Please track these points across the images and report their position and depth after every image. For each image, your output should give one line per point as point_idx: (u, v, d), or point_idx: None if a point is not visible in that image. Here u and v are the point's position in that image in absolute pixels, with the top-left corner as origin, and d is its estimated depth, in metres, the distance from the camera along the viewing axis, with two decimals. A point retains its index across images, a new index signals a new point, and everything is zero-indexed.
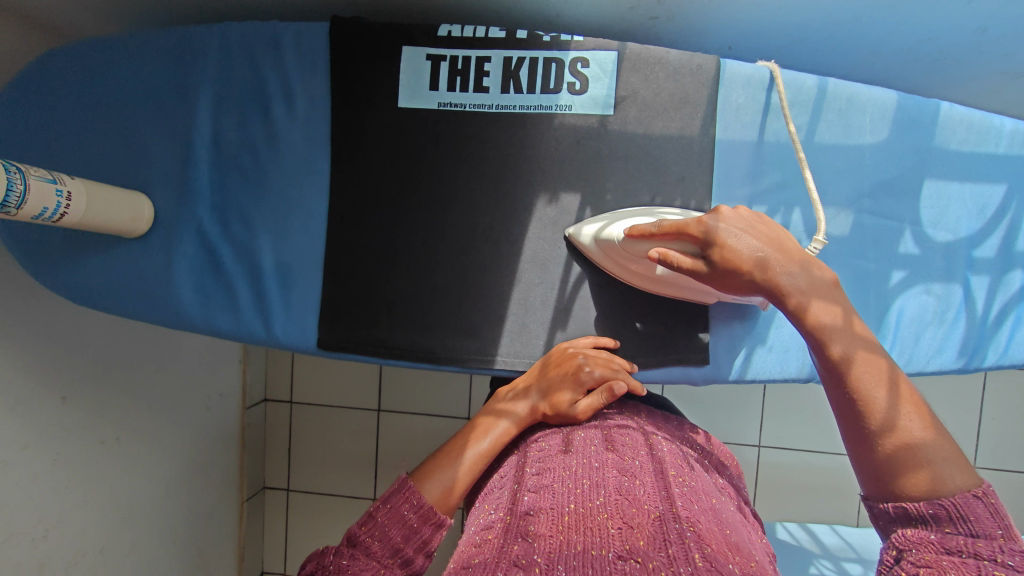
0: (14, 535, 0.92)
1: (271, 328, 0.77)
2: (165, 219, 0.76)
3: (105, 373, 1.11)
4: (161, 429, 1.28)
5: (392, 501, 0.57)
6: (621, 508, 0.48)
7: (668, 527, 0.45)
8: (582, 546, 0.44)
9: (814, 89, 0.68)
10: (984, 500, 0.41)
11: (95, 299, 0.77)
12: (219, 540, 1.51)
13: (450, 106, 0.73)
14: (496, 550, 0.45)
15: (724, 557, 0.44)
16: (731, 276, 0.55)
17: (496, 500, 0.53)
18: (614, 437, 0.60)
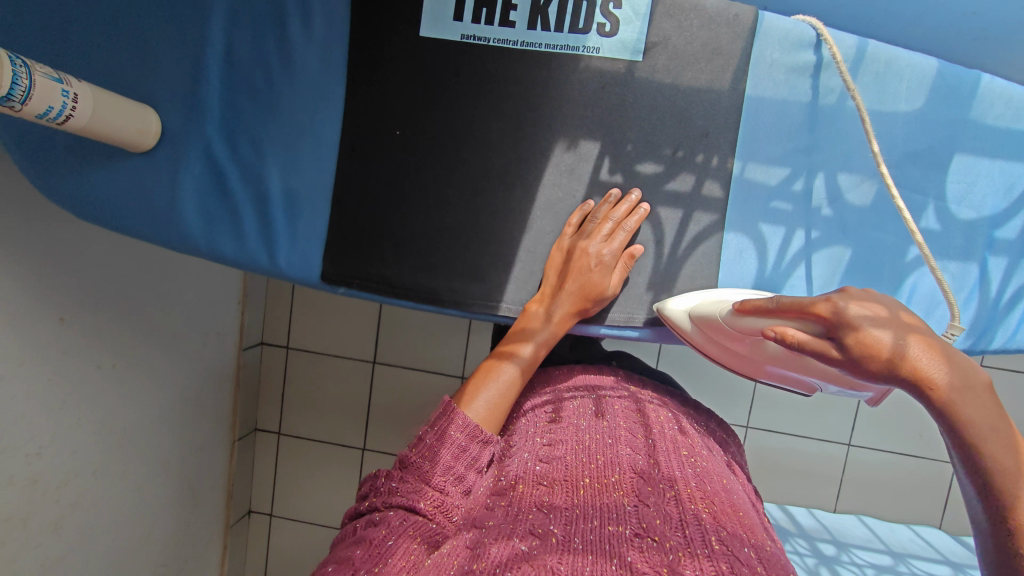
0: (9, 448, 0.93)
1: (275, 259, 0.76)
2: (172, 135, 0.74)
3: (105, 298, 1.11)
4: (158, 360, 1.28)
5: (441, 423, 0.57)
6: (637, 487, 0.52)
7: (684, 508, 0.49)
8: (599, 521, 0.48)
9: (853, 50, 0.65)
10: None
11: (98, 213, 0.76)
12: (209, 474, 1.54)
13: (473, 39, 0.70)
14: (514, 515, 0.49)
15: (740, 542, 0.46)
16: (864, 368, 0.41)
17: (509, 465, 0.57)
18: (622, 417, 0.63)
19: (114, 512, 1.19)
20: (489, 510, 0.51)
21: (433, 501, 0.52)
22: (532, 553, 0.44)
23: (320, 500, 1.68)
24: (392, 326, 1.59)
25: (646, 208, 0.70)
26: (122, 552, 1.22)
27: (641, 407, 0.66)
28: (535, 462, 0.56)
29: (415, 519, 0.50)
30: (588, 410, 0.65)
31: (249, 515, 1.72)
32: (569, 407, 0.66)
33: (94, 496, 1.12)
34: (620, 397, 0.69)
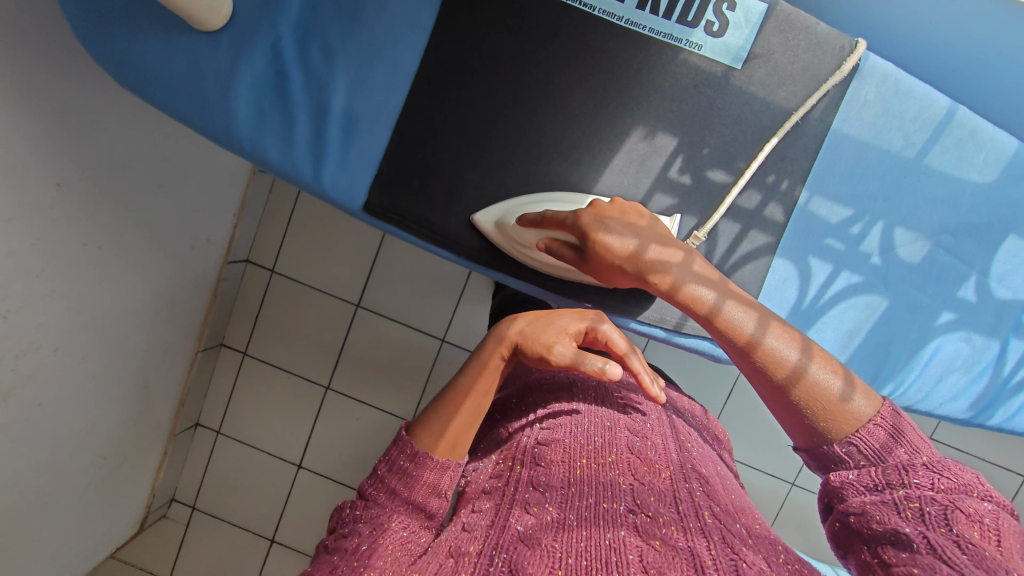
0: None
1: (320, 175, 0.72)
2: (242, 22, 0.70)
3: (104, 173, 1.04)
4: (141, 250, 1.21)
5: (392, 455, 0.55)
6: (633, 466, 0.53)
7: (678, 488, 0.51)
8: (594, 498, 0.49)
9: (944, 111, 0.67)
10: (883, 425, 0.46)
11: (138, 81, 0.70)
12: (166, 379, 1.48)
13: (579, 3, 0.68)
14: (508, 496, 0.51)
15: (731, 518, 0.49)
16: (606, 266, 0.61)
17: (508, 449, 0.59)
18: (628, 403, 0.64)
19: (68, 395, 1.13)
20: (486, 493, 0.53)
21: (403, 523, 0.51)
22: (528, 533, 0.46)
23: (270, 430, 1.64)
24: (388, 274, 1.56)
25: (706, 215, 0.70)
26: (70, 435, 1.17)
27: (645, 399, 0.67)
28: (534, 444, 0.57)
29: (386, 532, 0.49)
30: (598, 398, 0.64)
31: (195, 429, 1.67)
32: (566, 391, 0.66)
33: (50, 374, 1.06)
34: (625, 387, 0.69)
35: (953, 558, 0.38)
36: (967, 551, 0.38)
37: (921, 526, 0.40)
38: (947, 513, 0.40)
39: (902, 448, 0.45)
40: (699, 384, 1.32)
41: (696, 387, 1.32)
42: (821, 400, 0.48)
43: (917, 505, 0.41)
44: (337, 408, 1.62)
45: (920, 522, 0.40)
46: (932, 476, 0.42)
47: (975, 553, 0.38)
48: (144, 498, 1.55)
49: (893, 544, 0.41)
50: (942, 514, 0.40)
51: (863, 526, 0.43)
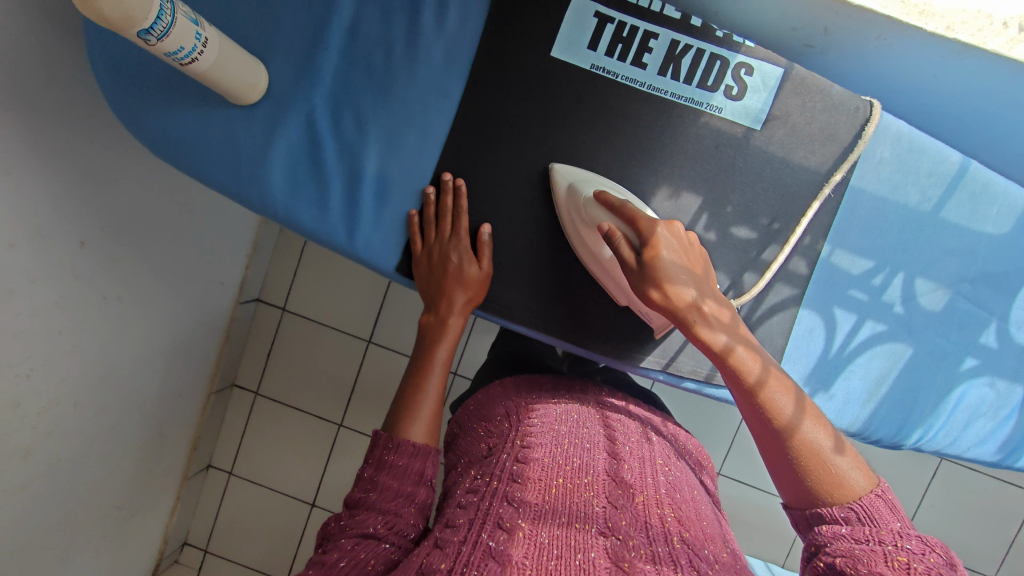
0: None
1: (353, 237, 0.74)
2: (277, 95, 0.72)
3: (124, 227, 1.05)
4: (158, 298, 1.22)
5: (375, 458, 0.59)
6: (607, 488, 0.55)
7: (650, 512, 0.53)
8: (567, 518, 0.51)
9: (957, 166, 0.69)
10: (883, 499, 0.49)
11: (176, 155, 0.72)
12: (179, 424, 1.47)
13: (603, 71, 0.71)
14: (484, 509, 0.51)
15: (700, 543, 0.52)
16: (647, 276, 0.61)
17: (484, 463, 0.58)
18: (603, 425, 0.66)
19: (85, 448, 1.13)
20: (460, 508, 0.53)
21: (385, 523, 0.53)
22: (499, 549, 0.47)
23: (283, 470, 1.63)
24: (400, 312, 1.58)
25: (731, 270, 0.71)
26: (86, 488, 1.16)
27: (625, 423, 0.70)
28: (512, 461, 0.57)
29: (373, 539, 0.51)
30: (571, 420, 0.66)
31: (206, 471, 1.65)
32: (547, 413, 0.67)
33: (68, 429, 1.06)
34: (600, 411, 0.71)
35: None
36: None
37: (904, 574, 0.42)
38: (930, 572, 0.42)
39: (897, 521, 0.47)
40: (712, 414, 1.33)
41: (710, 417, 1.33)
42: (818, 460, 0.51)
43: (888, 552, 0.44)
44: (350, 446, 1.61)
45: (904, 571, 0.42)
46: (926, 548, 0.44)
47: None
48: (157, 544, 1.53)
49: None
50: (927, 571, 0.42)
51: (831, 550, 0.46)
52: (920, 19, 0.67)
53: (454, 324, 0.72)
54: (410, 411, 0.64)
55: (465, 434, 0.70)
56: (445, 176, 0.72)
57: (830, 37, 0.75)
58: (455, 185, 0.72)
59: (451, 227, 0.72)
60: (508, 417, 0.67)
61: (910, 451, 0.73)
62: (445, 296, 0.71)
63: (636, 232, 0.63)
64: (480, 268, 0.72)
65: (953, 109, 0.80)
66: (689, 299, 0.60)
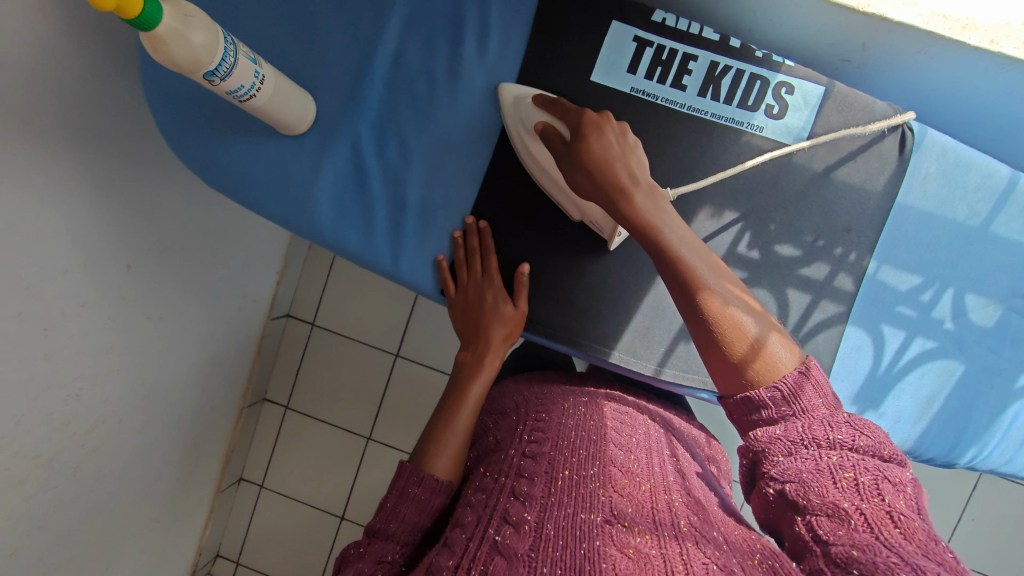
0: (52, 386, 0.90)
1: (398, 261, 0.76)
2: (323, 124, 0.74)
3: (167, 250, 1.08)
4: (197, 317, 1.25)
5: (393, 490, 0.60)
6: (613, 477, 0.55)
7: (656, 499, 0.53)
8: (573, 509, 0.51)
9: (1005, 179, 0.69)
10: (805, 376, 0.51)
11: (227, 184, 0.75)
12: (214, 438, 1.50)
13: (642, 94, 0.71)
14: (492, 505, 0.53)
15: (710, 525, 0.52)
16: (579, 162, 0.62)
17: (496, 460, 0.59)
18: (612, 418, 0.67)
19: (128, 465, 1.16)
20: (469, 505, 0.54)
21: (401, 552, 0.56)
22: (505, 544, 0.48)
23: (313, 484, 1.65)
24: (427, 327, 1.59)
25: (775, 288, 0.71)
26: (128, 503, 1.19)
27: (637, 418, 0.70)
28: (518, 455, 0.58)
29: (388, 566, 0.54)
30: (582, 409, 0.67)
31: (238, 484, 1.68)
32: (559, 404, 0.68)
33: (112, 446, 1.09)
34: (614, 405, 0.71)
35: (882, 527, 0.42)
36: (896, 521, 0.42)
37: (857, 499, 0.44)
38: (876, 481, 0.45)
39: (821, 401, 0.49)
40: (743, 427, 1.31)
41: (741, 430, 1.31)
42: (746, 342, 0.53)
43: (835, 471, 0.46)
44: (379, 460, 1.62)
45: (855, 492, 0.44)
46: (852, 434, 0.47)
47: (904, 525, 0.42)
48: (191, 556, 1.56)
49: (829, 515, 0.44)
50: (873, 483, 0.44)
51: (777, 468, 0.48)
52: (963, 33, 0.67)
53: (491, 363, 0.74)
54: (438, 441, 0.65)
55: (480, 431, 0.71)
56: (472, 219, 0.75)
57: (868, 52, 0.75)
58: (482, 225, 0.74)
59: (481, 266, 0.75)
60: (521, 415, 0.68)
61: (964, 469, 0.72)
62: (483, 333, 0.74)
63: (568, 125, 0.64)
64: (515, 306, 0.74)
65: (996, 122, 0.79)
66: (622, 184, 0.60)
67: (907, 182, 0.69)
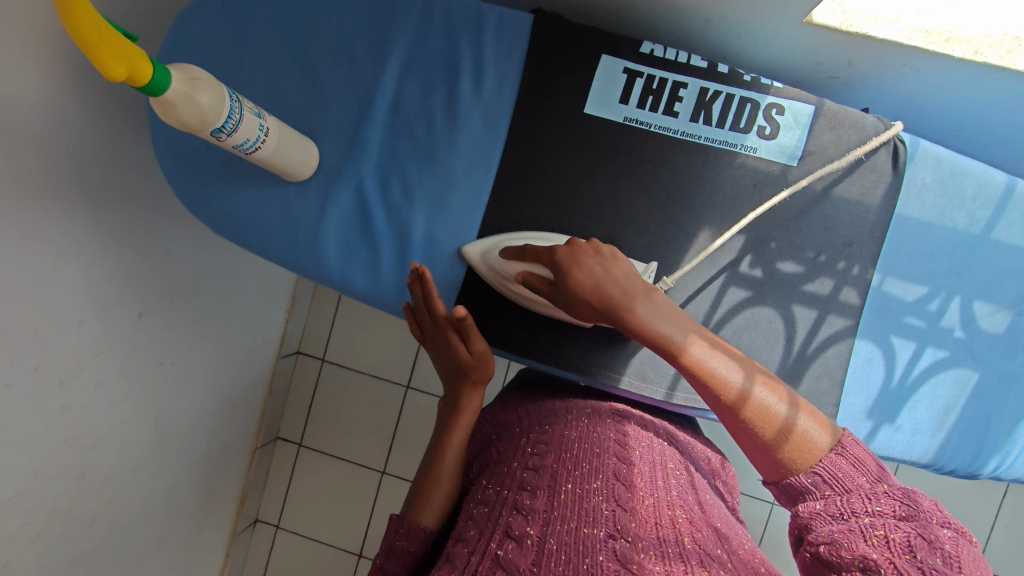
0: (67, 438, 0.91)
1: (405, 298, 0.77)
2: (327, 169, 0.76)
3: (177, 296, 1.10)
4: (208, 360, 1.26)
5: (385, 545, 0.63)
6: (617, 491, 0.54)
7: (661, 514, 0.53)
8: (575, 523, 0.51)
9: (1003, 186, 0.69)
10: (845, 455, 0.50)
11: (237, 231, 0.78)
12: (228, 481, 1.49)
13: (636, 122, 0.73)
14: (495, 520, 0.54)
15: (713, 544, 0.52)
16: (575, 299, 0.61)
17: (501, 474, 0.61)
18: (618, 428, 0.66)
19: (143, 513, 1.15)
20: (472, 519, 0.56)
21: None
22: (507, 558, 0.49)
23: (329, 521, 1.63)
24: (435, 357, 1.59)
25: (781, 304, 0.71)
26: (144, 552, 1.18)
27: (643, 428, 0.70)
28: (523, 470, 0.59)
29: None
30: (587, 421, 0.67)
31: (254, 526, 1.66)
32: (564, 416, 0.68)
33: (127, 495, 1.09)
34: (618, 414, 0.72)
35: None
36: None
37: (888, 553, 0.42)
38: (912, 541, 0.43)
39: (864, 478, 0.49)
40: None
41: None
42: (773, 426, 0.53)
43: (867, 530, 0.45)
44: (394, 494, 1.61)
45: (887, 549, 0.43)
46: (895, 506, 0.46)
47: None
48: None
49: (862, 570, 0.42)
50: (906, 542, 0.43)
51: (813, 534, 0.47)
52: (947, 46, 0.69)
53: (468, 404, 0.72)
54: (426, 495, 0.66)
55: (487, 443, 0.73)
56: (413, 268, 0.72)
57: (855, 69, 0.77)
58: (419, 273, 0.71)
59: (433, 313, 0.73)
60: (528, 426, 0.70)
61: (988, 479, 0.71)
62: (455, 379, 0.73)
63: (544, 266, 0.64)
64: (470, 351, 0.71)
65: (990, 129, 0.80)
66: (619, 299, 0.59)
67: (904, 194, 0.70)
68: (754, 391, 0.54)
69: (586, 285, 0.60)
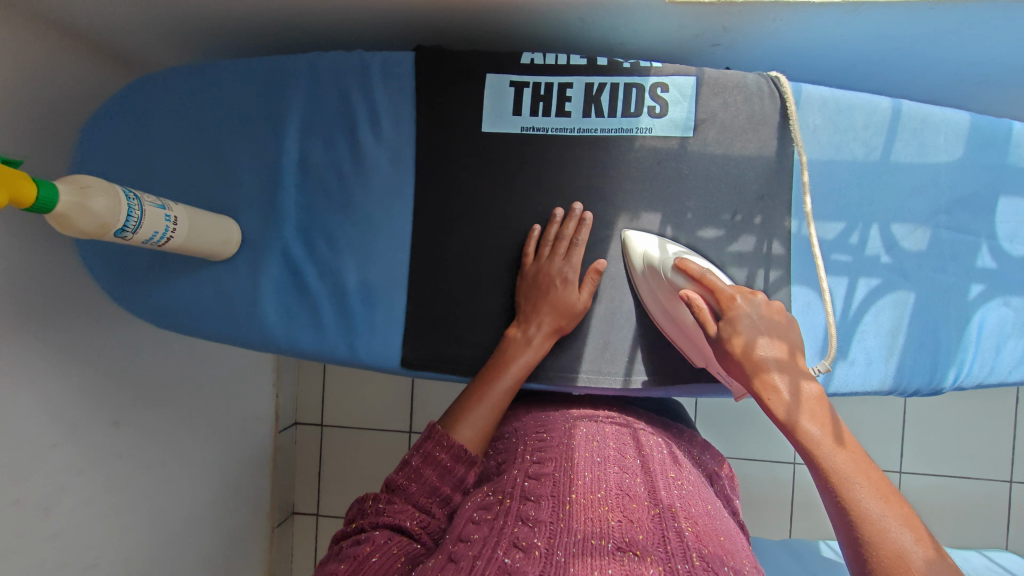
0: (66, 563, 0.91)
1: (354, 348, 0.78)
2: (251, 241, 0.78)
3: (153, 396, 1.11)
4: (202, 451, 1.26)
5: (423, 448, 0.60)
6: (622, 503, 0.52)
7: (667, 525, 0.50)
8: (583, 534, 0.48)
9: (889, 111, 0.70)
10: None
11: (179, 320, 0.79)
12: (250, 567, 1.48)
13: (532, 130, 0.75)
14: (498, 528, 0.49)
15: (721, 560, 0.48)
16: (722, 346, 0.58)
17: (498, 480, 0.57)
18: (617, 438, 0.65)
19: None
20: (474, 523, 0.50)
21: (419, 521, 0.54)
22: (514, 566, 0.45)
23: None
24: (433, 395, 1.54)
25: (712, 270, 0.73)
26: None
27: (639, 431, 0.69)
28: (525, 478, 0.56)
29: (398, 535, 0.52)
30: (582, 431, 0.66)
31: None
32: (562, 426, 0.67)
33: None
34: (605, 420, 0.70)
35: None
36: None
37: None
38: None
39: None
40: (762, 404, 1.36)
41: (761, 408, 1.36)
42: (892, 556, 0.43)
43: None
44: None
45: None
46: None
47: None
48: None
49: None
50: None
51: None
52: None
53: (536, 347, 0.71)
54: (466, 414, 0.65)
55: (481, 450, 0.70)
56: (574, 204, 0.74)
57: (731, 32, 0.79)
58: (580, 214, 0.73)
59: (557, 250, 0.73)
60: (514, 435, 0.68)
61: (951, 392, 0.72)
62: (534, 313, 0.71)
63: (717, 302, 0.61)
64: (580, 295, 0.72)
65: (877, 57, 0.83)
66: (754, 357, 0.56)
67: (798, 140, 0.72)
68: (865, 493, 0.46)
69: (744, 335, 0.57)
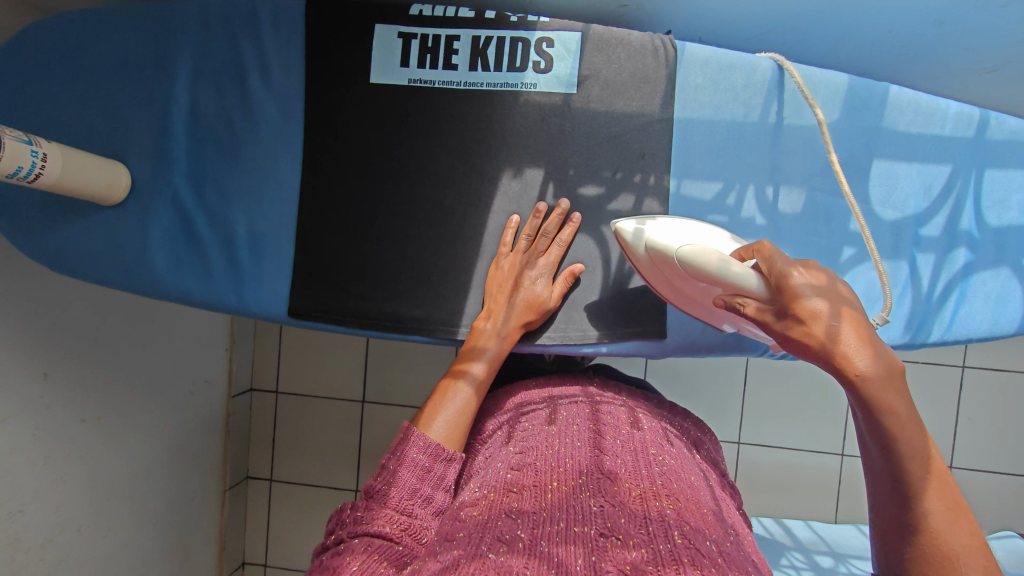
0: None
1: (243, 296, 0.78)
2: (141, 188, 0.78)
3: (97, 344, 1.04)
4: (150, 408, 1.17)
5: (399, 450, 0.54)
6: (604, 486, 0.47)
7: (648, 506, 0.45)
8: (565, 522, 0.43)
9: (769, 70, 0.72)
10: None
11: (69, 266, 0.78)
12: (203, 540, 1.35)
13: (419, 82, 0.75)
14: (483, 523, 0.44)
15: (703, 536, 0.42)
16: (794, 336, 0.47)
17: (482, 476, 0.52)
18: (599, 417, 0.59)
19: None
20: (457, 521, 0.45)
21: (400, 524, 0.49)
22: (500, 563, 0.39)
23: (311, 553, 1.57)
24: (397, 354, 1.39)
25: (591, 228, 0.73)
26: None
27: (623, 406, 0.63)
28: (506, 470, 0.51)
29: (379, 543, 0.47)
30: (554, 417, 0.60)
31: (242, 566, 1.47)
32: (528, 417, 0.62)
33: (77, 559, 1.00)
34: (506, 418, 0.65)
35: None
36: None
37: None
38: None
39: None
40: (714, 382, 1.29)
41: (711, 388, 1.29)
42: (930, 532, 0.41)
43: None
44: None
45: None
46: None
47: None
48: None
49: None
50: None
51: None
52: None
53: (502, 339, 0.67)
54: (439, 407, 0.59)
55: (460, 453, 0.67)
56: (562, 201, 0.72)
57: None
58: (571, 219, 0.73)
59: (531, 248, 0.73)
60: (492, 439, 0.62)
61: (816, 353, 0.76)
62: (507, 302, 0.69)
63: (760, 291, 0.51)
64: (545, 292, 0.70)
65: (787, 23, 0.82)
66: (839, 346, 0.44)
67: (683, 98, 0.72)
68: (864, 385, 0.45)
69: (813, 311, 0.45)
